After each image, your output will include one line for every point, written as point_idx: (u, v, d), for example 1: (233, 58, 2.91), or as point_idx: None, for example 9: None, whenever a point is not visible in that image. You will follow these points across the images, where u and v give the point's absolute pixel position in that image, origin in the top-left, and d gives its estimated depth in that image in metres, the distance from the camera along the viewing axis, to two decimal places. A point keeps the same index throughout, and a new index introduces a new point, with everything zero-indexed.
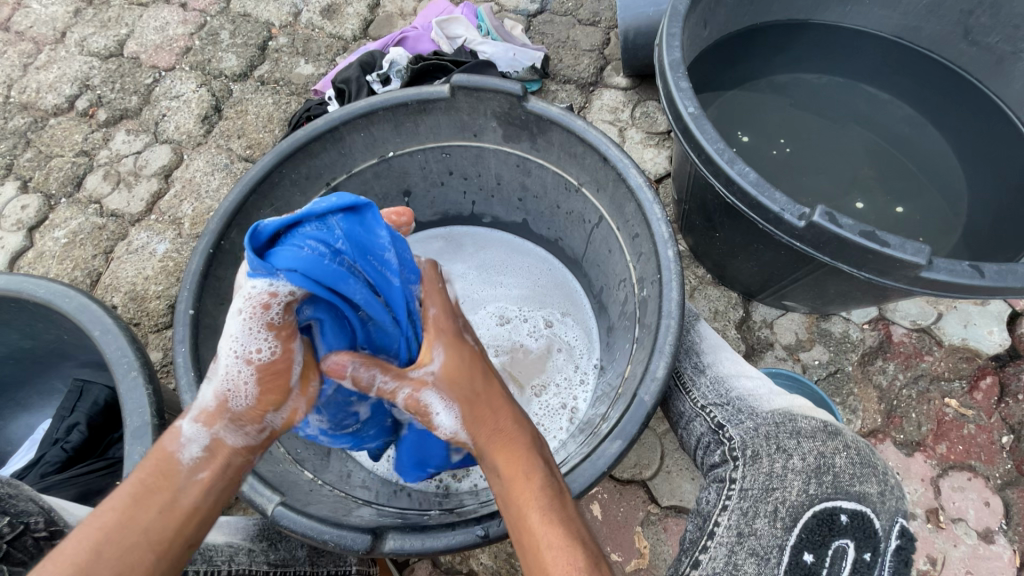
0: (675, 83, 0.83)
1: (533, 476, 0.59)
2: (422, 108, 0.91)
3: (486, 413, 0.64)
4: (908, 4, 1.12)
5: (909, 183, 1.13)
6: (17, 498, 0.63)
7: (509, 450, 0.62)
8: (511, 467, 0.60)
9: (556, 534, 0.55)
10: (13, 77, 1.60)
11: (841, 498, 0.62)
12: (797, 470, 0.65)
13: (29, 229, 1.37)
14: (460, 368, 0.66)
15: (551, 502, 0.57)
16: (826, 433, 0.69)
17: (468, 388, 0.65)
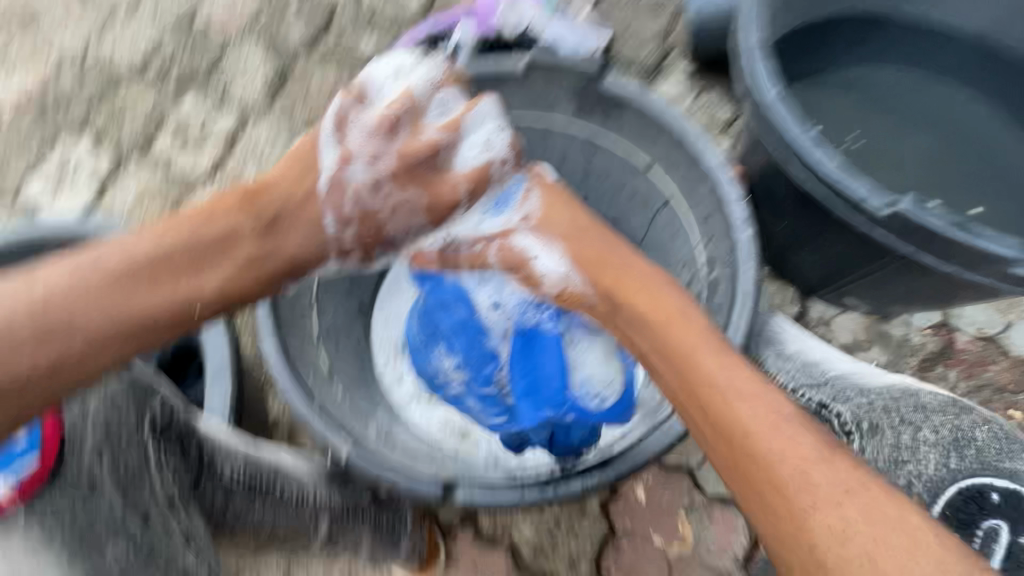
0: (756, 64, 0.82)
1: (693, 336, 0.67)
2: (495, 80, 0.92)
3: (604, 269, 0.77)
4: (999, 0, 1.07)
5: (987, 185, 1.10)
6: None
7: (672, 315, 0.70)
8: (678, 331, 0.68)
9: (749, 386, 0.61)
10: (90, 38, 1.67)
11: (989, 473, 0.81)
12: (930, 441, 0.83)
13: (101, 184, 1.43)
14: (555, 212, 0.82)
15: (722, 353, 0.65)
16: (952, 406, 0.86)
17: (581, 244, 0.79)
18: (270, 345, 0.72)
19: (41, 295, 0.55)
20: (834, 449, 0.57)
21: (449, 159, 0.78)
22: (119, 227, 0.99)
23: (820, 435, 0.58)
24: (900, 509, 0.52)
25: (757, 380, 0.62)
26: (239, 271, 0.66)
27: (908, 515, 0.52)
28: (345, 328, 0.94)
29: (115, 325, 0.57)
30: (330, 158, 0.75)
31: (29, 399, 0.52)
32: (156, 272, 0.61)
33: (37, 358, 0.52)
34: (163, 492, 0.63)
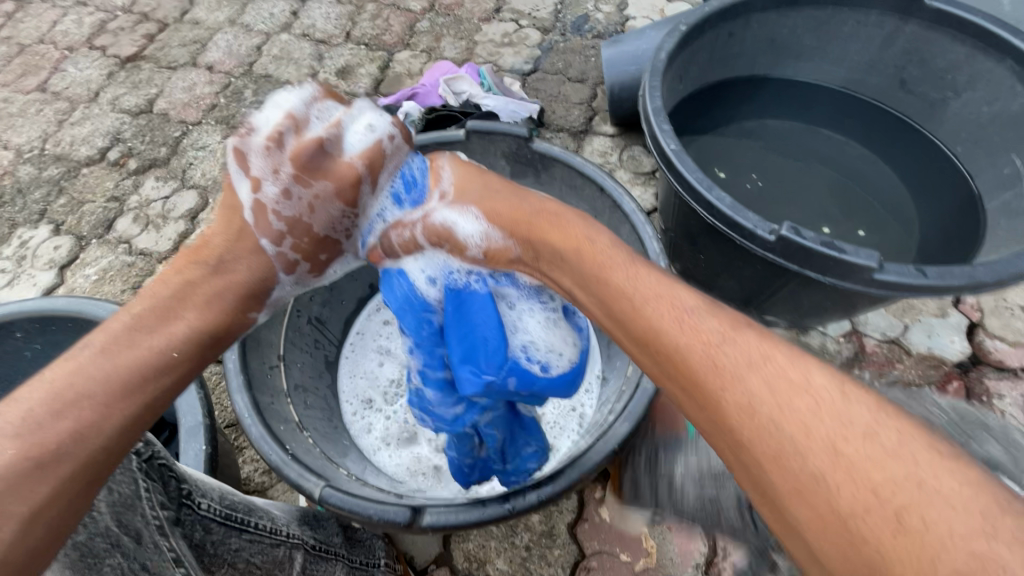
0: (658, 126, 0.98)
1: (607, 255, 0.66)
2: (439, 149, 1.05)
3: (511, 210, 0.76)
4: (851, 61, 1.30)
5: (867, 210, 1.29)
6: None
7: (596, 249, 0.67)
8: (589, 252, 0.67)
9: (661, 288, 0.60)
10: (49, 132, 1.74)
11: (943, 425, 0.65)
12: None
13: (60, 268, 1.45)
14: (467, 180, 0.81)
15: (635, 266, 0.65)
16: None
17: (492, 195, 0.78)
18: (242, 398, 0.76)
19: (50, 381, 0.51)
20: (769, 335, 0.53)
21: (339, 146, 0.73)
22: (26, 305, 0.89)
23: (753, 328, 0.54)
24: (837, 384, 0.47)
25: (680, 286, 0.61)
26: (205, 308, 0.65)
27: (848, 391, 0.47)
28: (313, 384, 1.00)
29: (104, 386, 0.53)
30: (241, 189, 0.69)
31: (68, 468, 0.47)
32: (129, 336, 0.58)
33: (58, 429, 0.48)
34: (151, 516, 0.53)
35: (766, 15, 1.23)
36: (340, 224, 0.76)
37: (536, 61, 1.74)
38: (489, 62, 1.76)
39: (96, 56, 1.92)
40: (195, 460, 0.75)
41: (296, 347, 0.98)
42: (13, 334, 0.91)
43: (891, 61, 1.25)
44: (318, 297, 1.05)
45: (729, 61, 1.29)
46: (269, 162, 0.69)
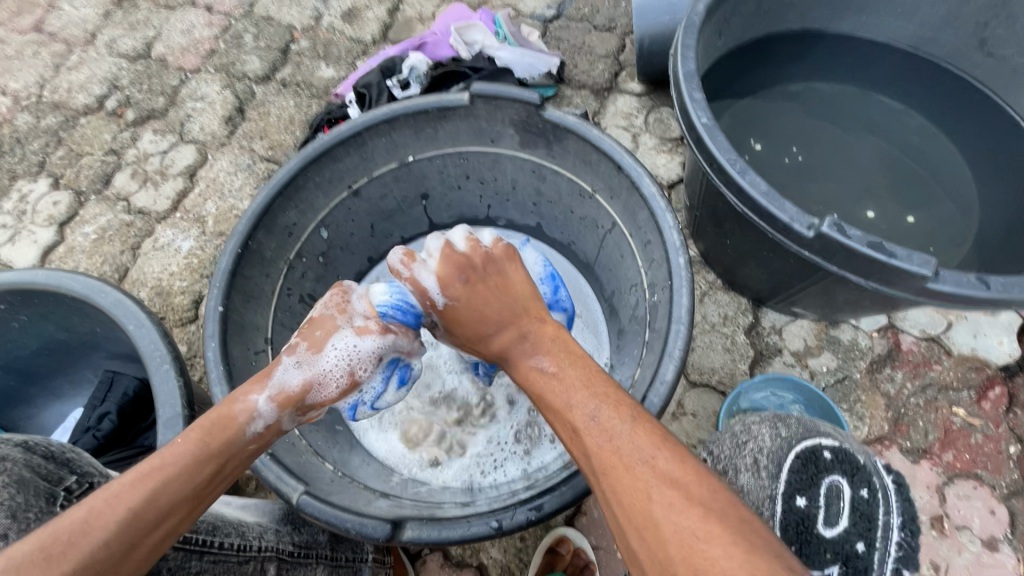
0: (688, 94, 0.85)
1: (529, 369, 0.65)
2: (441, 114, 0.94)
3: (479, 332, 0.70)
4: (923, 15, 1.12)
5: (921, 191, 1.14)
6: (79, 461, 0.62)
7: (516, 346, 0.67)
8: (512, 347, 0.67)
9: (563, 406, 0.59)
10: (45, 77, 1.66)
11: (820, 437, 0.69)
12: (763, 424, 0.70)
13: (60, 225, 1.42)
14: (454, 320, 0.72)
15: (543, 378, 0.63)
16: (779, 418, 0.71)
17: (463, 321, 0.71)
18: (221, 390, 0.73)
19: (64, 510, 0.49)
20: (631, 434, 0.55)
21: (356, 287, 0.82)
22: (4, 277, 0.86)
23: (621, 431, 0.55)
24: (671, 485, 0.51)
25: (578, 387, 0.60)
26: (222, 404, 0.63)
27: (675, 489, 0.51)
28: None
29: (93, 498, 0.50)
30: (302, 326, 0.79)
31: (70, 564, 0.46)
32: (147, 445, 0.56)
33: (71, 518, 0.48)
34: None
35: None
36: (329, 303, 0.74)
37: (560, 6, 1.57)
38: (507, 6, 1.59)
39: None
40: None
41: (285, 329, 0.93)
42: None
43: (971, 16, 1.07)
44: (310, 274, 0.99)
45: (778, 14, 1.13)
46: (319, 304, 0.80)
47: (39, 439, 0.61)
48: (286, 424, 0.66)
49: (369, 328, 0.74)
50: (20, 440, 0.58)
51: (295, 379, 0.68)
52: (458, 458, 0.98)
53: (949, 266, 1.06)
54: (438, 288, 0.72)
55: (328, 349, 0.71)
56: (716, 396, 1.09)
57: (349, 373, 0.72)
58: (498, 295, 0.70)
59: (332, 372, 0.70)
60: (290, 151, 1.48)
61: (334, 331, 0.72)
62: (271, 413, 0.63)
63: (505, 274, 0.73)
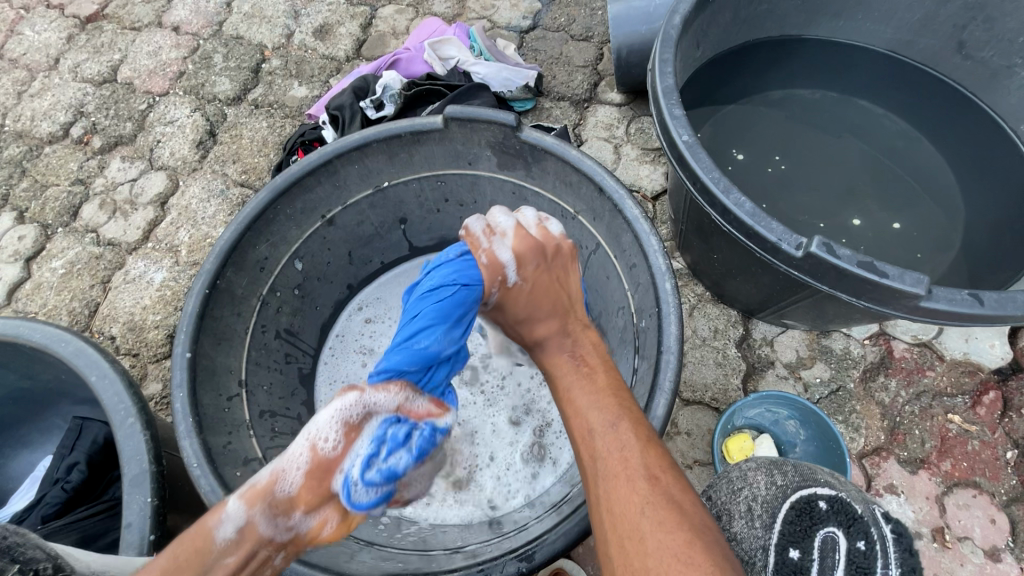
0: (669, 111, 0.83)
1: (566, 364, 0.69)
2: (415, 138, 0.91)
3: (530, 314, 0.73)
4: (900, 19, 1.11)
5: (907, 195, 1.13)
6: (25, 546, 0.53)
7: (556, 343, 0.71)
8: (553, 338, 0.71)
9: (585, 403, 0.64)
10: (7, 106, 1.60)
11: (815, 485, 0.66)
12: (757, 468, 0.70)
13: (26, 261, 1.37)
14: (514, 296, 0.74)
15: (576, 375, 0.67)
16: (773, 464, 0.71)
17: (516, 310, 0.74)
18: (188, 445, 0.70)
19: None
20: (642, 450, 0.58)
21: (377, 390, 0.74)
22: None
23: (629, 441, 0.59)
24: (665, 503, 0.53)
25: (604, 394, 0.64)
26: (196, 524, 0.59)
27: (669, 506, 0.53)
28: (282, 407, 0.93)
29: None
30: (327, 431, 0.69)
31: None
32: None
33: None
34: None
35: None
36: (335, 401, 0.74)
37: (536, 16, 1.55)
38: (483, 19, 1.57)
39: (54, 16, 1.74)
40: (140, 515, 0.71)
41: (261, 367, 0.90)
42: None
43: (948, 19, 1.06)
44: (286, 308, 0.95)
45: (755, 22, 1.11)
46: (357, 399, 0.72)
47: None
48: (263, 529, 0.60)
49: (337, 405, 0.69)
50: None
51: (263, 474, 0.64)
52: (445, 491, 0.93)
53: (938, 273, 1.04)
54: (512, 264, 0.74)
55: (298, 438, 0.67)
56: (710, 414, 1.07)
57: (316, 458, 0.64)
58: (563, 288, 0.74)
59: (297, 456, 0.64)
60: (265, 174, 1.43)
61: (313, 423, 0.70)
62: (239, 513, 0.60)
63: (565, 277, 0.76)
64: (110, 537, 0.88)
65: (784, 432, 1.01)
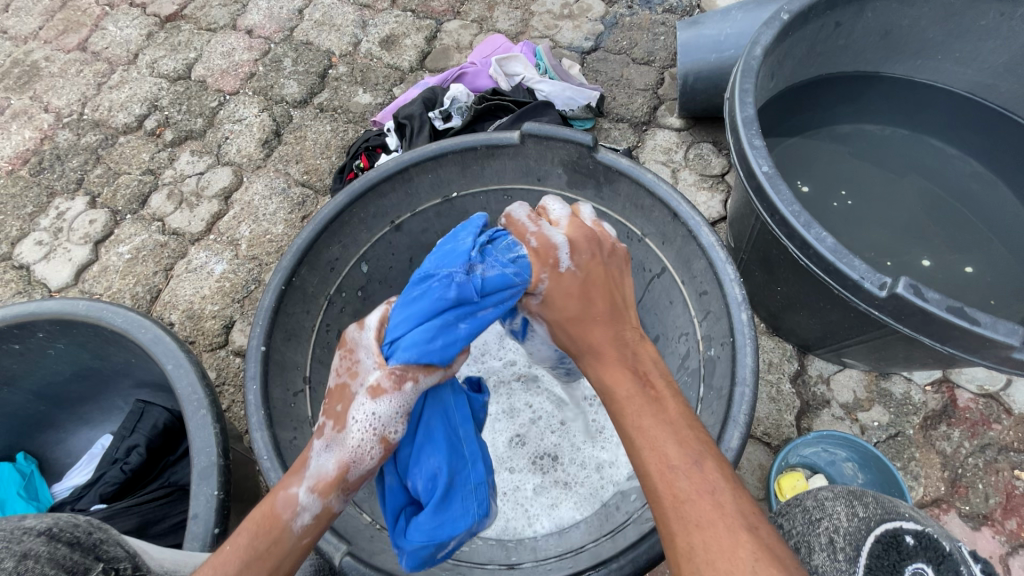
0: (748, 141, 0.83)
1: (627, 382, 0.62)
2: (490, 152, 0.93)
3: (578, 317, 0.67)
4: (983, 61, 1.09)
5: (976, 239, 1.10)
6: (107, 543, 0.54)
7: (613, 361, 0.64)
8: (608, 361, 0.64)
9: (653, 428, 0.57)
10: (88, 95, 1.68)
11: (899, 518, 0.62)
12: (835, 497, 0.66)
13: (95, 244, 1.43)
14: (566, 296, 0.68)
15: (640, 396, 0.60)
16: (850, 494, 0.67)
17: (562, 307, 0.68)
18: (260, 437, 0.72)
19: None
20: (734, 493, 0.54)
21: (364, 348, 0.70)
22: (46, 307, 0.86)
23: (718, 484, 0.54)
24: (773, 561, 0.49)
25: (681, 423, 0.58)
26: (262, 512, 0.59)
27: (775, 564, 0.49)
28: None
29: None
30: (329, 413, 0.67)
31: None
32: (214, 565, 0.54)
33: None
34: None
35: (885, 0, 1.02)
36: (341, 368, 0.68)
37: (598, 38, 1.57)
38: (545, 38, 1.59)
39: (137, 14, 1.84)
40: (205, 507, 0.72)
41: (324, 366, 0.91)
42: (36, 334, 0.88)
43: None
44: (349, 308, 0.96)
45: (831, 56, 1.10)
46: (344, 369, 0.69)
47: (64, 521, 0.54)
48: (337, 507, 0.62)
49: (383, 388, 0.64)
50: (45, 527, 0.52)
51: (328, 463, 0.62)
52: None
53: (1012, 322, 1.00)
54: (566, 247, 0.69)
55: (351, 423, 0.63)
56: (762, 448, 1.04)
57: (384, 440, 0.63)
58: (613, 295, 0.68)
59: (364, 446, 0.63)
60: (325, 175, 1.47)
61: (351, 399, 0.65)
62: (313, 503, 0.60)
63: (619, 277, 0.71)
64: (166, 522, 0.90)
65: (840, 474, 0.98)
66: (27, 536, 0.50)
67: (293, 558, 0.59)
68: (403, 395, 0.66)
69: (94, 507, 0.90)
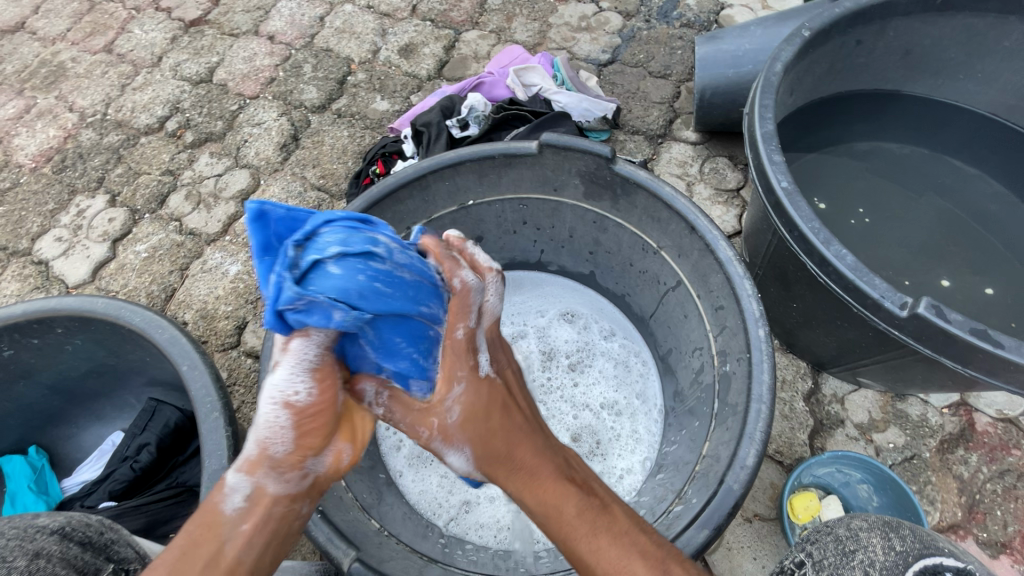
0: (768, 156, 0.83)
1: (573, 499, 0.61)
2: (507, 161, 0.93)
3: (506, 437, 0.63)
4: (1004, 82, 1.08)
5: (997, 260, 1.08)
6: (117, 544, 0.55)
7: (545, 482, 0.62)
8: (549, 491, 0.62)
9: (611, 546, 0.58)
10: (112, 96, 1.71)
11: (938, 554, 0.51)
12: (869, 526, 0.55)
13: (113, 242, 1.45)
14: (486, 407, 0.63)
15: (591, 512, 0.60)
16: (886, 526, 0.55)
17: (483, 423, 0.63)
18: None
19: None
20: None
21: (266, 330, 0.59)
22: (66, 304, 0.87)
23: None
24: None
25: (637, 532, 0.60)
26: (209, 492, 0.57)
27: None
28: None
29: None
30: None
31: None
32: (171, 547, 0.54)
33: None
34: None
35: (907, 20, 1.02)
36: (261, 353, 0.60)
37: (615, 50, 1.58)
38: (563, 49, 1.61)
39: (162, 18, 1.87)
40: None
41: None
42: (54, 329, 0.89)
43: None
44: None
45: (851, 73, 1.10)
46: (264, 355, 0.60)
47: (75, 520, 0.54)
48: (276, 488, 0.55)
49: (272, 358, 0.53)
50: (57, 526, 0.52)
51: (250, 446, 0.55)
52: (482, 492, 0.94)
53: None
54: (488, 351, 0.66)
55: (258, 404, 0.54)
56: (774, 467, 1.03)
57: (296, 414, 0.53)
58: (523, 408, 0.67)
59: (274, 424, 0.53)
60: (342, 180, 1.49)
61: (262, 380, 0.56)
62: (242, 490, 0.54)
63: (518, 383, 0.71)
64: (174, 522, 0.90)
65: (855, 496, 0.97)
66: (40, 534, 0.50)
67: (237, 545, 0.54)
68: (293, 353, 0.52)
69: (103, 505, 0.91)
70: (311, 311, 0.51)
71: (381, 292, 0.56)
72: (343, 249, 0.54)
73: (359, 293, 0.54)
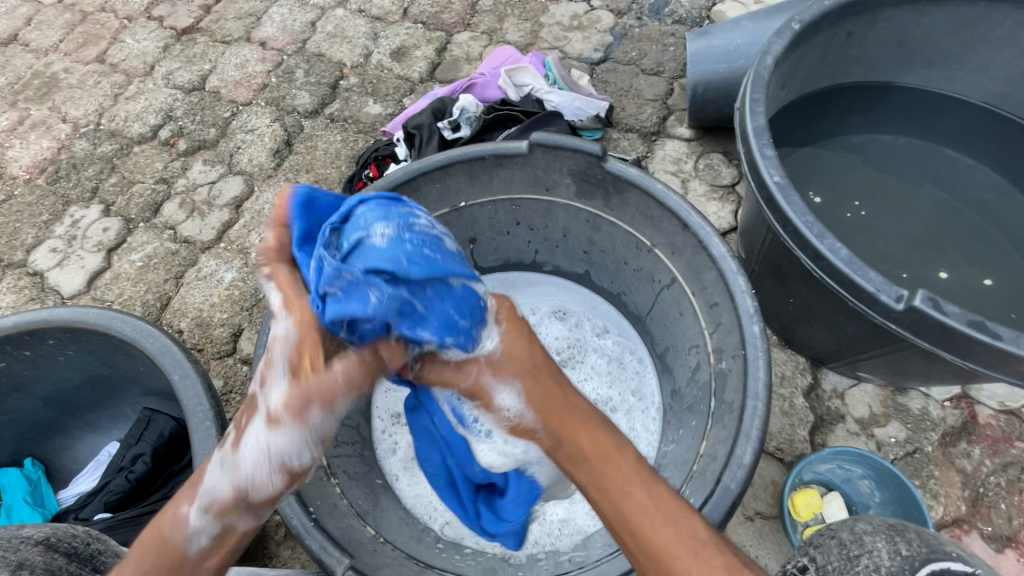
0: (760, 151, 0.82)
1: (627, 449, 0.67)
2: (497, 162, 0.92)
3: (549, 374, 0.73)
4: (998, 71, 1.07)
5: (996, 251, 1.07)
6: None
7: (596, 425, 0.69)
8: (601, 434, 0.68)
9: (665, 495, 0.63)
10: (105, 106, 1.71)
11: (944, 559, 0.50)
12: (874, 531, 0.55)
13: (108, 251, 1.44)
14: (525, 348, 0.74)
15: (647, 464, 0.66)
16: (891, 530, 0.55)
17: (528, 362, 0.73)
18: None
19: None
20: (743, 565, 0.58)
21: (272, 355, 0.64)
22: (57, 315, 0.86)
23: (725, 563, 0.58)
24: None
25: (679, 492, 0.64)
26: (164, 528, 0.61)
27: None
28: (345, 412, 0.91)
29: None
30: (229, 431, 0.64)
31: None
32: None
33: None
34: None
35: (896, 10, 1.01)
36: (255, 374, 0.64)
37: (607, 49, 1.57)
38: (555, 49, 1.60)
39: (154, 27, 1.87)
40: None
41: None
42: (46, 341, 0.89)
43: None
44: None
45: (842, 66, 1.09)
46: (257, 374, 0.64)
47: None
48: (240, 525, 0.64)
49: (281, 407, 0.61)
50: None
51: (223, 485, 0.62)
52: None
53: None
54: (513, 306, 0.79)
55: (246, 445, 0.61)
56: (774, 464, 1.02)
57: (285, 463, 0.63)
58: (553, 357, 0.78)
59: (265, 472, 0.62)
60: (335, 185, 1.48)
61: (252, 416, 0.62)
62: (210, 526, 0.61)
63: None
64: None
65: (857, 491, 0.96)
66: None
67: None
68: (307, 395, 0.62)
69: (98, 516, 0.90)
70: (356, 284, 0.62)
71: (426, 262, 0.66)
72: (383, 227, 0.66)
73: (405, 259, 0.65)
